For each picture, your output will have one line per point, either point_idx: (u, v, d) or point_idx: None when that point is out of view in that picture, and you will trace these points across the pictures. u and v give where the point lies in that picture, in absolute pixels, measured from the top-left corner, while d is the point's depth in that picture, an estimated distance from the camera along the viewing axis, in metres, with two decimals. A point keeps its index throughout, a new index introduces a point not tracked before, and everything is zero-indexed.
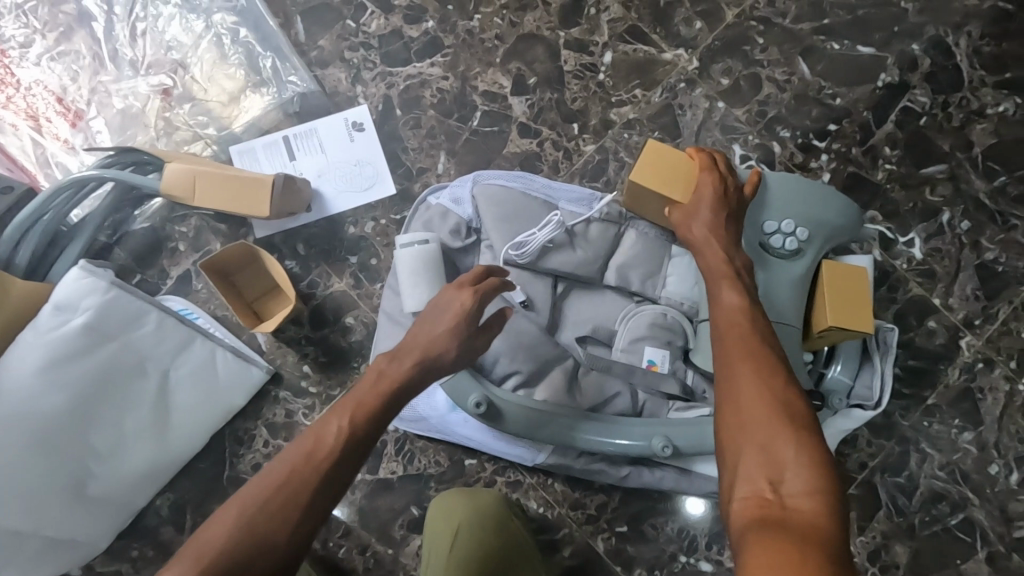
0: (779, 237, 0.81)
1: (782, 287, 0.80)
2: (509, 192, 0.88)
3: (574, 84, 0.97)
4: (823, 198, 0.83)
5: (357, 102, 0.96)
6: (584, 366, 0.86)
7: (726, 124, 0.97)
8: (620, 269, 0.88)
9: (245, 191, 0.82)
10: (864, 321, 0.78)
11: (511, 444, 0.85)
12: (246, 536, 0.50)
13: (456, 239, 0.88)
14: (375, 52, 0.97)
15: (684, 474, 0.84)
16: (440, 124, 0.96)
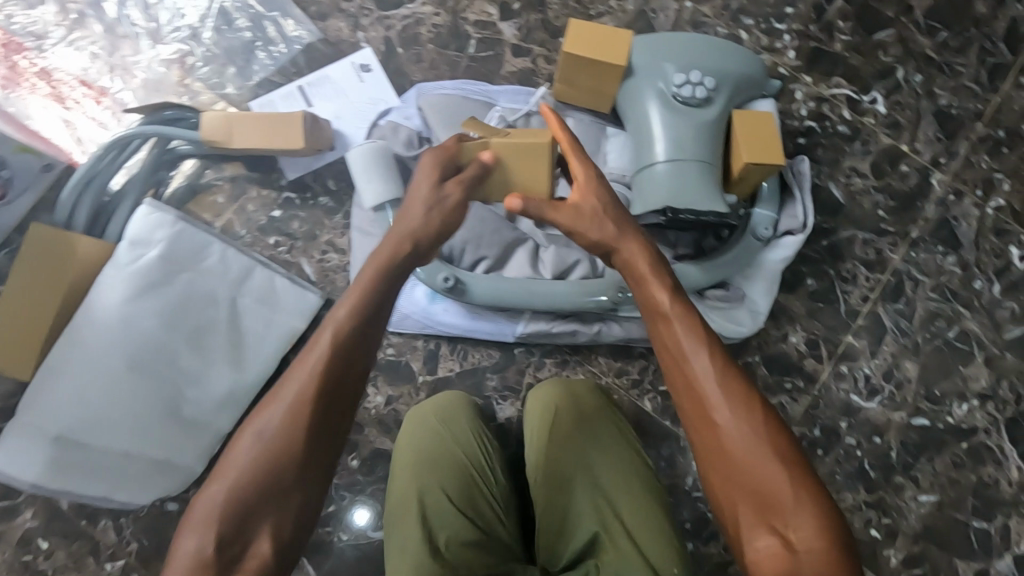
0: (689, 86, 0.87)
1: (699, 135, 0.87)
2: (451, 100, 0.94)
3: (555, 3, 1.06)
4: (724, 51, 0.90)
5: (361, 46, 1.03)
6: (544, 245, 0.95)
7: (697, 20, 1.07)
8: None
9: (280, 129, 0.89)
10: (775, 156, 0.87)
11: (487, 322, 0.93)
12: (266, 455, 0.56)
13: (410, 149, 0.93)
14: (369, 0, 1.05)
15: (645, 321, 0.93)
16: (440, 56, 1.04)
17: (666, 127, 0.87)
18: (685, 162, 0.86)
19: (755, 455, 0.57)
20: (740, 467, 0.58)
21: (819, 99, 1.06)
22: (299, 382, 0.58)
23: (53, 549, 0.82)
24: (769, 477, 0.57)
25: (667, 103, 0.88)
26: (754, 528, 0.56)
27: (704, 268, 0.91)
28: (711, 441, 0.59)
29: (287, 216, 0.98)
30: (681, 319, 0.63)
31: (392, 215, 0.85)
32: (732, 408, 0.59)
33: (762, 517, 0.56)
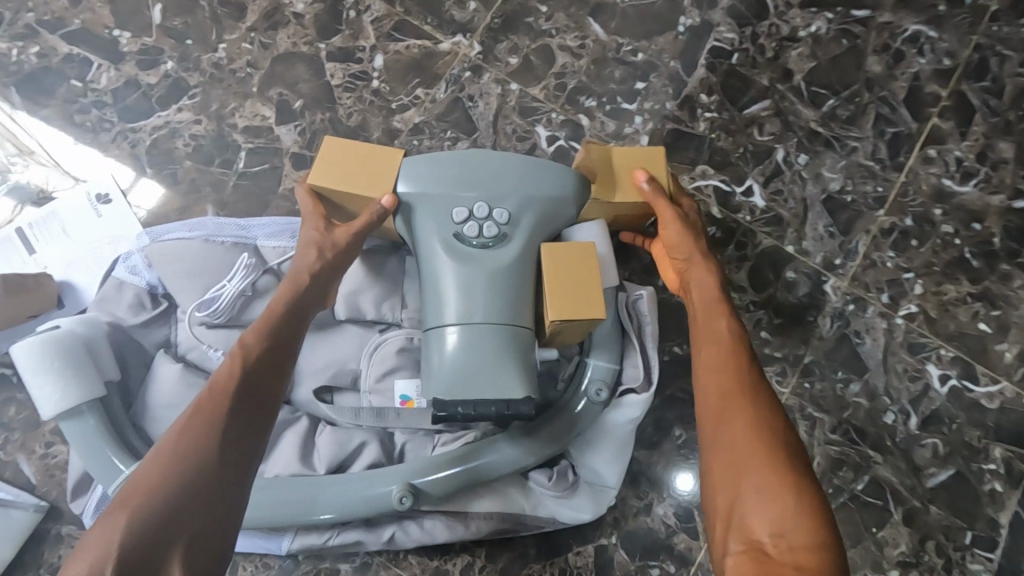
0: (473, 223, 0.68)
1: (494, 287, 0.67)
2: (188, 247, 0.74)
3: (346, 97, 0.86)
4: (521, 167, 0.70)
5: (99, 170, 0.83)
6: (325, 422, 0.75)
7: (525, 106, 0.87)
8: (350, 299, 0.76)
9: None
10: (591, 309, 0.65)
11: (247, 535, 0.71)
12: (178, 457, 0.47)
13: (137, 314, 0.74)
14: (111, 109, 0.84)
15: (456, 517, 0.72)
16: (200, 174, 0.83)
17: (452, 281, 0.67)
18: (478, 326, 0.66)
19: (753, 433, 0.53)
20: (741, 456, 0.52)
21: None
22: (220, 389, 0.53)
23: None
24: (777, 467, 0.51)
25: (449, 248, 0.68)
26: (748, 513, 0.49)
27: (523, 447, 0.70)
28: (720, 436, 0.55)
29: (1, 399, 0.77)
30: (700, 310, 0.66)
31: (90, 420, 0.65)
32: (753, 403, 0.56)
33: (780, 513, 0.48)
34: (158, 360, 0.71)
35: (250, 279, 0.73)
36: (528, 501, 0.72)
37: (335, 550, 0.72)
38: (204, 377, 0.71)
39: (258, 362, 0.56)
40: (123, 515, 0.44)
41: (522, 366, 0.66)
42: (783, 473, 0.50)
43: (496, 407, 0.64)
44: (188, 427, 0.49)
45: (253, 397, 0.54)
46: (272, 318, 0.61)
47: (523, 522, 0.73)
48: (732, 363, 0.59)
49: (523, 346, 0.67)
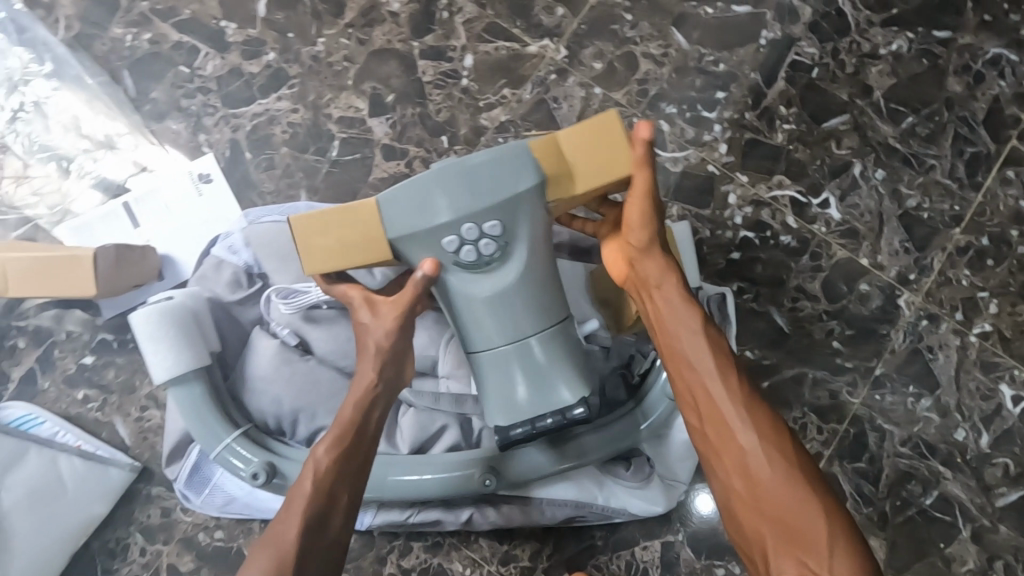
0: (468, 248, 0.61)
1: (530, 304, 0.66)
2: (282, 230, 0.78)
3: (436, 94, 0.89)
4: (497, 172, 0.60)
5: (202, 152, 0.87)
6: (406, 404, 0.77)
7: (607, 110, 0.90)
8: None
9: (63, 272, 0.72)
10: None
11: None
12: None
13: (236, 291, 0.77)
14: (215, 95, 0.89)
15: (532, 504, 0.73)
16: (296, 160, 0.87)
17: (478, 307, 0.65)
18: (517, 342, 0.66)
19: (764, 469, 0.53)
20: (765, 494, 0.52)
21: (757, 203, 0.87)
22: (293, 502, 0.57)
23: None
24: (798, 501, 0.51)
25: (463, 278, 0.64)
26: (782, 558, 0.50)
27: (601, 440, 0.72)
28: (734, 476, 0.54)
29: (101, 363, 0.81)
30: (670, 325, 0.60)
31: (198, 387, 0.68)
32: (758, 431, 0.54)
33: (808, 551, 0.49)
34: (256, 335, 0.74)
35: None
36: (602, 492, 0.74)
37: (411, 529, 0.74)
38: (299, 355, 0.74)
39: (324, 479, 0.58)
40: None
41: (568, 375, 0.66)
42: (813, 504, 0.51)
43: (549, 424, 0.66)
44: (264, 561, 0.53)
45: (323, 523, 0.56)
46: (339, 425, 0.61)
47: (596, 512, 0.75)
48: (723, 386, 0.56)
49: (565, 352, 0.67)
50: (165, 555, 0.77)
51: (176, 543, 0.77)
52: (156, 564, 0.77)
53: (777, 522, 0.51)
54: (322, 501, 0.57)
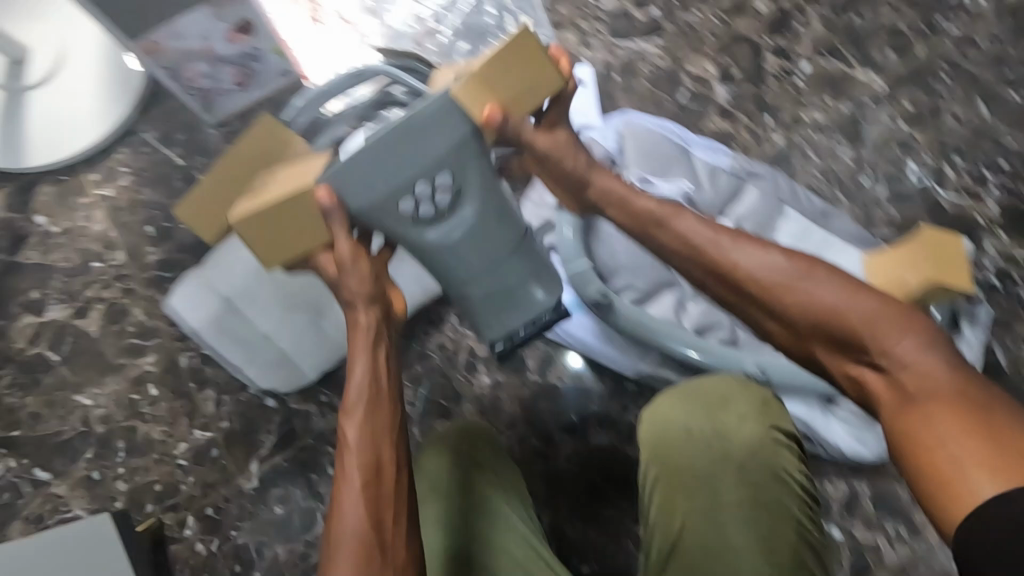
0: (422, 204, 0.73)
1: (481, 260, 0.78)
2: (650, 135, 0.99)
3: (773, 83, 1.09)
4: (415, 132, 0.70)
5: (583, 62, 1.10)
6: (692, 297, 0.95)
7: (906, 143, 1.07)
8: (740, 217, 0.98)
9: None
10: (959, 281, 0.87)
11: (618, 350, 0.93)
12: (367, 526, 0.61)
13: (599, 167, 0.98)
14: (605, 25, 1.12)
15: None
16: (651, 94, 1.09)
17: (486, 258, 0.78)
18: (496, 260, 0.79)
19: (879, 342, 0.62)
20: (904, 366, 0.61)
21: (1009, 258, 1.02)
22: (354, 462, 0.64)
23: (159, 399, 0.95)
24: (922, 344, 0.61)
25: (422, 233, 0.75)
26: (935, 403, 0.58)
27: None
28: (875, 363, 0.62)
29: None
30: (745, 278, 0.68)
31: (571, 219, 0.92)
32: (881, 313, 0.62)
33: (933, 367, 0.60)
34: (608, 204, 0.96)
35: (687, 180, 0.96)
36: (826, 423, 0.91)
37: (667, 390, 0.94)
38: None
39: (371, 459, 0.63)
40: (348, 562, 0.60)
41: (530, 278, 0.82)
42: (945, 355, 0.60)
43: (531, 325, 0.82)
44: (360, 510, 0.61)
45: (384, 455, 0.64)
46: (369, 403, 0.66)
47: (813, 437, 0.91)
48: (810, 295, 0.65)
49: (502, 244, 0.78)
50: (469, 339, 0.98)
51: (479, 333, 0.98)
52: (460, 343, 0.98)
53: (915, 371, 0.60)
54: (380, 436, 0.65)
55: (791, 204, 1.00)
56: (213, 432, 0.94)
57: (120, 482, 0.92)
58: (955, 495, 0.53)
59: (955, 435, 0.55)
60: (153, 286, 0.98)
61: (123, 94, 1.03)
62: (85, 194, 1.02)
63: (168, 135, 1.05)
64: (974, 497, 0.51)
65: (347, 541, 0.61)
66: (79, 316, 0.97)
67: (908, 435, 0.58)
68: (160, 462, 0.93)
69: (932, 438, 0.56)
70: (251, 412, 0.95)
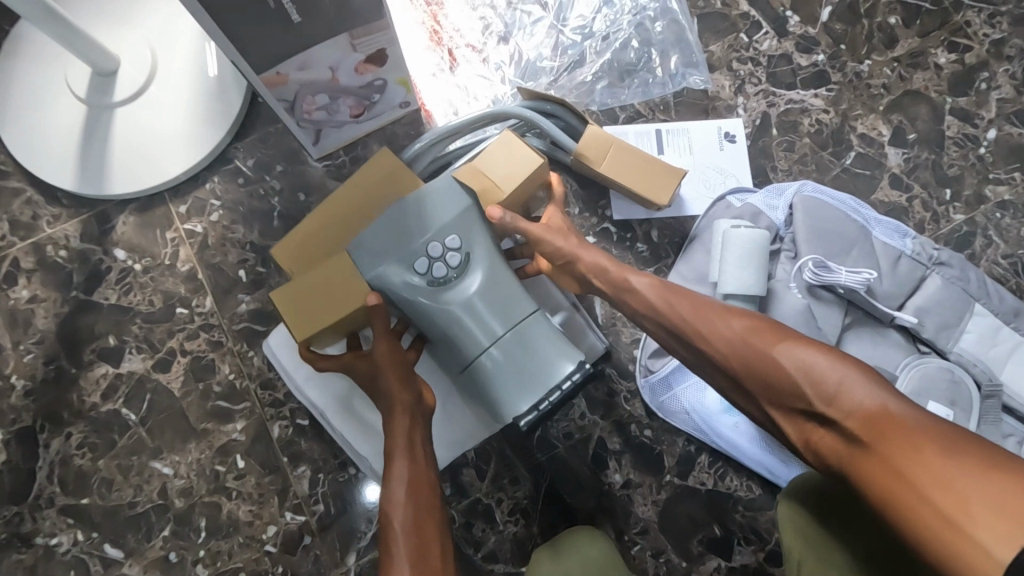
0: (434, 265, 0.68)
1: (539, 338, 0.69)
2: (828, 211, 0.85)
3: (953, 150, 0.96)
4: (419, 209, 0.70)
5: (735, 113, 0.96)
6: None
7: None
8: (920, 312, 0.85)
9: (648, 175, 0.83)
10: None
11: (778, 459, 0.82)
12: None
13: None
14: (763, 69, 0.98)
15: None
16: (813, 153, 0.95)
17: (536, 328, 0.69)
18: (518, 328, 0.69)
19: (904, 446, 0.53)
20: (903, 473, 0.53)
21: None
22: (404, 535, 0.64)
23: (247, 472, 0.83)
24: (929, 444, 0.53)
25: (430, 296, 0.69)
26: (974, 516, 0.49)
27: None
28: (881, 460, 0.54)
29: (598, 247, 0.92)
30: (743, 355, 0.64)
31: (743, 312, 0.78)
32: (866, 412, 0.56)
33: (953, 477, 0.50)
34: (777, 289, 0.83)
35: (866, 266, 0.83)
36: None
37: None
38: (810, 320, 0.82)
39: (423, 526, 0.65)
40: None
41: (557, 347, 0.69)
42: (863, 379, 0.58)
43: (567, 387, 0.67)
44: None
45: (424, 544, 0.64)
46: (416, 476, 0.68)
47: None
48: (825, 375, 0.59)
49: (547, 328, 0.70)
50: (599, 428, 0.86)
51: (610, 422, 0.86)
52: (589, 432, 0.86)
53: (912, 475, 0.52)
54: (418, 526, 0.65)
55: (980, 300, 0.86)
56: (305, 516, 0.82)
57: (200, 566, 0.81)
58: (979, 556, 0.48)
59: (962, 479, 0.50)
60: (245, 340, 0.87)
61: (219, 119, 0.91)
62: (172, 228, 0.90)
63: (267, 165, 0.93)
64: (988, 555, 0.48)
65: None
66: (160, 369, 0.86)
67: (885, 487, 0.54)
68: (245, 546, 0.81)
69: (904, 487, 0.52)
70: (350, 496, 0.83)
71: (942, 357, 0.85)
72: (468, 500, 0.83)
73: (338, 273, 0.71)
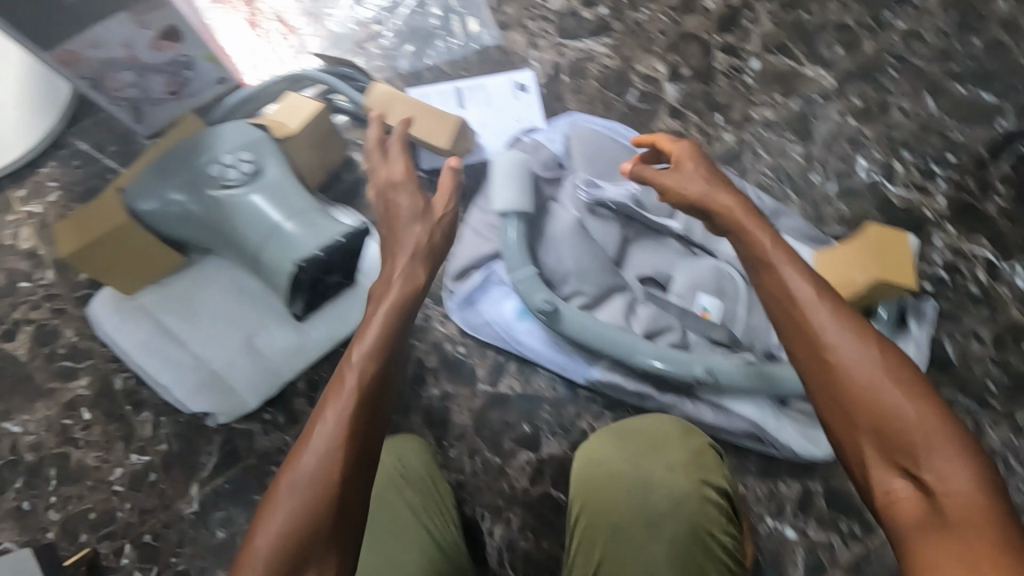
0: (227, 168, 0.82)
1: (316, 221, 0.81)
2: (598, 138, 0.97)
3: (723, 80, 1.08)
4: (207, 134, 0.84)
5: (529, 65, 1.08)
6: (642, 302, 0.95)
7: (856, 139, 1.07)
8: (688, 219, 0.98)
9: (431, 125, 0.94)
10: (904, 276, 0.87)
11: (567, 356, 0.92)
12: (322, 481, 0.53)
13: (546, 170, 0.95)
14: (552, 25, 1.10)
15: (720, 410, 0.91)
16: (600, 93, 1.07)
17: (310, 214, 0.82)
18: (300, 213, 0.81)
19: (948, 472, 0.49)
20: (930, 483, 0.50)
21: (956, 252, 1.03)
22: (342, 399, 0.58)
23: (93, 423, 0.91)
24: (972, 473, 0.49)
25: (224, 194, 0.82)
26: (961, 526, 0.47)
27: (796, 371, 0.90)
28: (880, 462, 0.52)
29: None
30: (807, 348, 0.58)
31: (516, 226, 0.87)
32: (917, 410, 0.52)
33: (968, 499, 0.48)
34: (554, 208, 0.94)
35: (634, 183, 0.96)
36: (777, 423, 0.90)
37: (614, 396, 0.93)
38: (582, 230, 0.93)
39: (370, 386, 0.59)
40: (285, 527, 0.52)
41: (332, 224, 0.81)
42: (910, 387, 0.53)
43: (338, 239, 0.79)
44: (307, 490, 0.53)
45: (352, 415, 0.57)
46: (383, 335, 0.64)
47: (764, 436, 0.91)
48: (871, 369, 0.54)
49: (327, 217, 0.82)
50: (417, 350, 0.95)
51: (427, 344, 0.96)
52: (408, 354, 0.95)
53: (941, 475, 0.49)
54: (363, 384, 0.59)
55: None
56: (150, 456, 0.90)
57: (53, 512, 0.88)
58: None
59: (984, 522, 0.47)
60: (84, 305, 0.94)
61: (47, 108, 1.00)
62: (11, 211, 0.98)
63: (100, 146, 1.01)
64: None
65: (270, 514, 0.53)
66: (6, 339, 0.93)
67: (888, 491, 0.51)
68: (94, 489, 0.89)
69: (925, 506, 0.49)
70: (190, 434, 0.91)
71: (713, 256, 0.97)
72: (300, 426, 0.92)
73: (108, 201, 0.81)
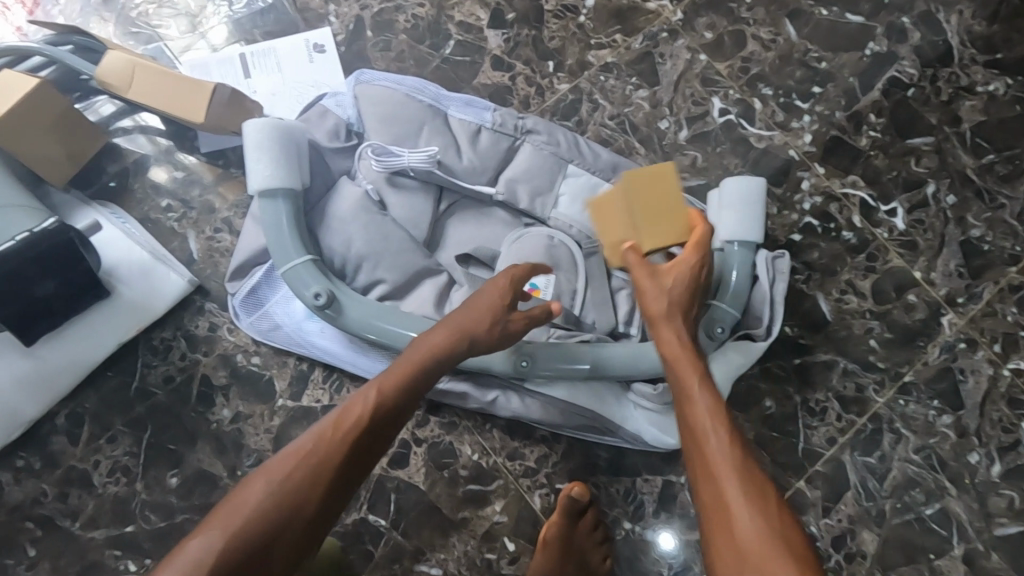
0: None
1: (8, 220, 0.69)
2: (392, 95, 0.82)
3: (553, 23, 0.94)
4: None
5: (326, 22, 0.92)
6: (460, 285, 0.80)
7: (708, 77, 0.94)
8: (510, 182, 0.83)
9: (184, 95, 0.79)
10: (675, 227, 0.70)
11: (371, 358, 0.77)
12: (272, 512, 0.52)
13: (334, 141, 0.82)
14: None
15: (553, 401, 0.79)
16: (411, 49, 0.92)
17: (5, 212, 0.70)
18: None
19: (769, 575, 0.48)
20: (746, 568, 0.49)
21: (827, 195, 0.91)
22: (322, 441, 0.56)
23: None
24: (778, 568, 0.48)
25: None
26: None
27: (639, 348, 0.77)
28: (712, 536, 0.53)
29: (189, 180, 0.86)
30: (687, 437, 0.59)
31: (282, 207, 0.73)
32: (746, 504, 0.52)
33: None
34: (343, 184, 0.80)
35: (438, 144, 0.81)
36: (621, 410, 0.78)
37: (434, 398, 0.79)
38: (377, 209, 0.79)
39: (367, 423, 0.59)
40: (218, 543, 0.49)
41: (27, 223, 0.70)
42: (760, 518, 0.51)
43: (23, 237, 0.67)
44: (238, 516, 0.51)
45: (326, 454, 0.56)
46: (407, 374, 0.62)
47: (608, 427, 0.79)
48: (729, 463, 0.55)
49: (27, 215, 0.71)
50: (202, 365, 0.81)
51: (213, 358, 0.81)
52: (190, 372, 0.80)
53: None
54: (331, 431, 0.57)
55: (573, 161, 0.85)
56: None
57: None
58: None
59: None
60: None
61: None
62: None
63: None
64: None
65: (217, 519, 0.51)
66: None
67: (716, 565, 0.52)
68: None
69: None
70: None
71: (543, 225, 0.84)
72: (60, 471, 0.77)
73: None
